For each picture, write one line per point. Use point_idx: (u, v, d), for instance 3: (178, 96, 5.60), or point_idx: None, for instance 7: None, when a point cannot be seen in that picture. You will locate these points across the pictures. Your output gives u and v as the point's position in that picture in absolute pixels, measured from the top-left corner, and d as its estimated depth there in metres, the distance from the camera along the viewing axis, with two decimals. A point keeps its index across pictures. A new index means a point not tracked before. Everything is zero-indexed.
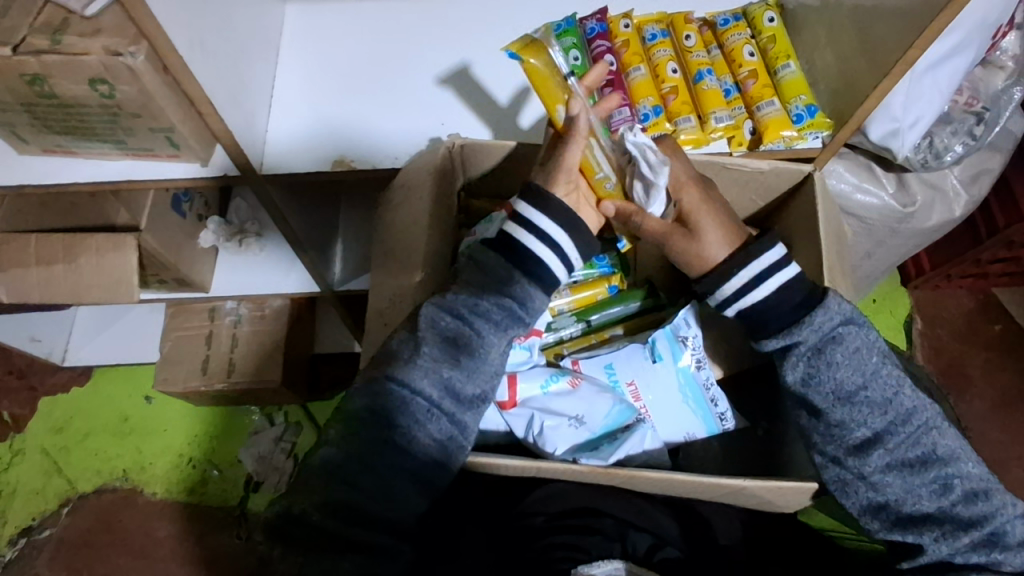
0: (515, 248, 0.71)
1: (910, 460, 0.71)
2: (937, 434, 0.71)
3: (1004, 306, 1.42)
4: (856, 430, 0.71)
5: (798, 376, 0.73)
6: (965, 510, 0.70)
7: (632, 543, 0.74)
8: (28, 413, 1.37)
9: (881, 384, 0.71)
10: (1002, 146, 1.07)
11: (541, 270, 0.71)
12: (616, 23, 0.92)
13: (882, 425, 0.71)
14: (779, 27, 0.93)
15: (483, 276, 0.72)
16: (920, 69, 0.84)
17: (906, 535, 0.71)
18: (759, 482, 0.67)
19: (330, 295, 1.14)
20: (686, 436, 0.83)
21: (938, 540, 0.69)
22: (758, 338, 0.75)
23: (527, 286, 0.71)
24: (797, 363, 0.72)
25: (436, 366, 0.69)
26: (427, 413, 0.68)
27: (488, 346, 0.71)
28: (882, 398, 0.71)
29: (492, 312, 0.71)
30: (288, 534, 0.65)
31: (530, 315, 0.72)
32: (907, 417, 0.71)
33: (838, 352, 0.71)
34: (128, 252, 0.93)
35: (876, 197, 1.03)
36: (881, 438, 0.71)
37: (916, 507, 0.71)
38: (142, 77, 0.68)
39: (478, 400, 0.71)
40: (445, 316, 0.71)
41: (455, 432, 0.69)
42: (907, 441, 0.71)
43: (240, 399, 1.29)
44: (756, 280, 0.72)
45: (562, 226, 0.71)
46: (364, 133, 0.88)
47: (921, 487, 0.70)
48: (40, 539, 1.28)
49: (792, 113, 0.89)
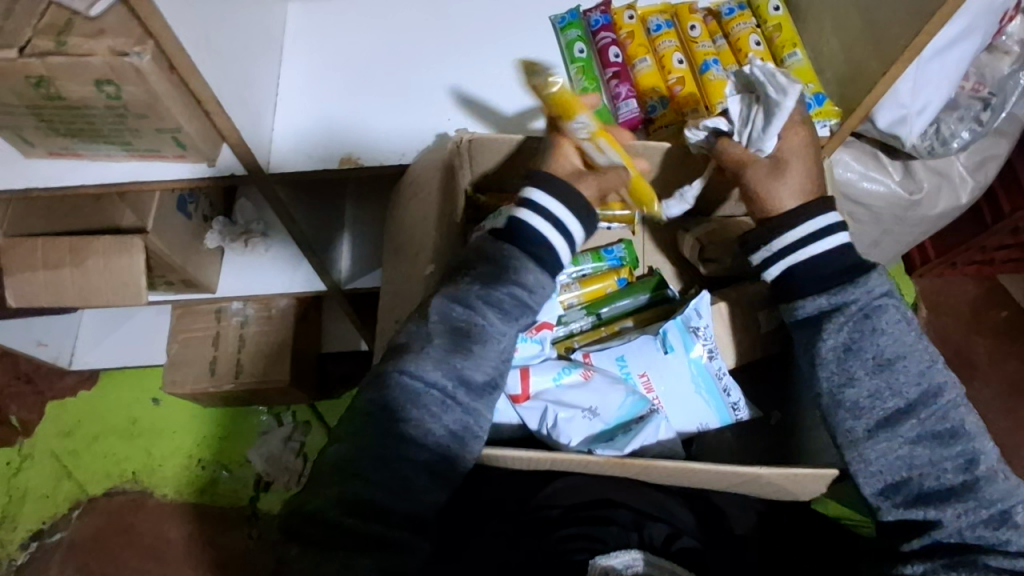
0: (514, 226, 0.74)
1: (939, 432, 0.70)
2: (966, 411, 0.71)
3: (1009, 292, 1.41)
4: (891, 398, 0.70)
5: (840, 341, 0.72)
6: (988, 487, 0.68)
7: (650, 533, 0.73)
8: (36, 417, 1.36)
9: (919, 356, 0.71)
10: (1008, 132, 1.07)
11: (543, 248, 0.74)
12: (620, 14, 0.93)
13: (916, 395, 0.70)
14: (784, 15, 0.93)
15: (493, 267, 0.72)
16: (928, 55, 0.84)
17: (927, 511, 0.69)
18: (777, 469, 0.67)
19: (338, 294, 1.14)
20: (699, 426, 0.83)
21: (960, 515, 0.68)
22: (790, 303, 0.75)
23: (536, 272, 0.73)
24: (843, 325, 0.72)
25: (448, 356, 0.69)
26: (441, 404, 0.68)
27: (497, 334, 0.71)
28: (918, 369, 0.71)
29: (503, 301, 0.71)
30: (301, 533, 0.64)
31: (537, 303, 0.74)
32: (939, 390, 0.71)
33: (884, 319, 0.72)
34: (135, 253, 0.93)
35: (883, 185, 1.02)
36: (914, 409, 0.70)
37: (939, 482, 0.69)
38: (148, 78, 0.68)
39: (490, 387, 0.71)
40: (455, 307, 0.70)
41: (469, 422, 0.69)
42: (937, 414, 0.70)
43: (248, 399, 1.29)
44: (804, 242, 0.73)
45: (554, 197, 0.74)
46: (367, 130, 0.87)
47: (946, 461, 0.69)
48: (52, 543, 1.29)
49: (800, 102, 0.88)
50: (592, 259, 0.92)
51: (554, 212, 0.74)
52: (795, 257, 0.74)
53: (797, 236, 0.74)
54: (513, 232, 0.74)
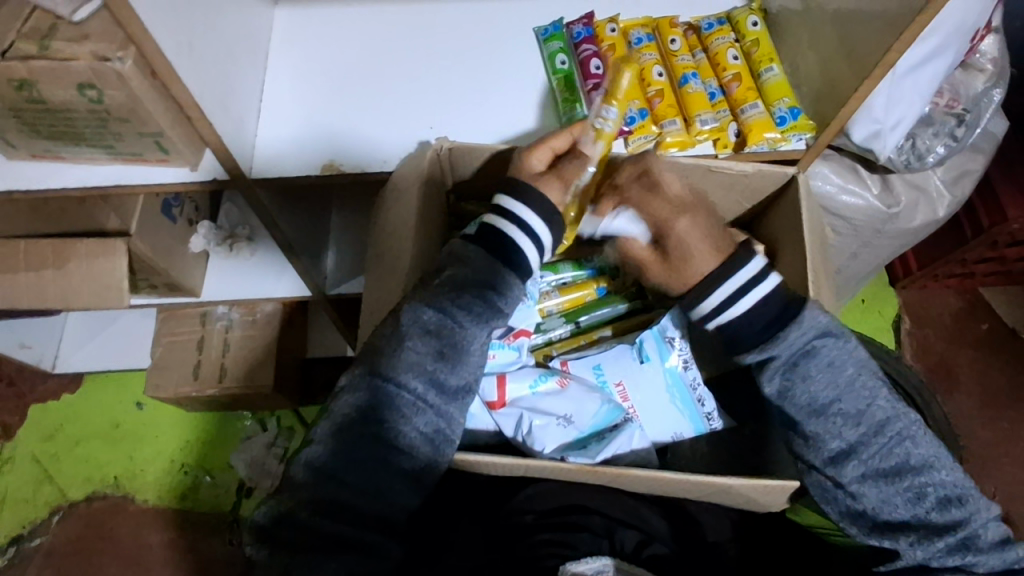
0: (493, 236, 0.74)
1: (885, 470, 0.70)
2: (911, 444, 0.70)
3: (990, 306, 1.43)
4: (830, 442, 0.70)
5: (774, 389, 0.72)
6: (939, 517, 0.69)
7: (621, 540, 0.75)
8: (18, 420, 1.36)
9: (855, 395, 0.70)
10: (984, 148, 1.08)
11: (517, 257, 0.74)
12: (602, 28, 0.94)
13: (857, 436, 0.70)
14: (762, 31, 0.95)
15: (464, 270, 0.72)
16: (900, 71, 0.85)
17: (884, 541, 0.70)
18: (746, 480, 0.68)
19: (324, 299, 1.15)
20: (674, 436, 0.84)
21: (914, 545, 0.68)
22: (736, 350, 0.74)
23: (506, 274, 0.72)
24: (773, 375, 0.72)
25: (420, 359, 0.69)
26: (412, 407, 0.68)
27: (471, 336, 0.71)
28: (855, 410, 0.70)
29: (474, 304, 0.71)
30: (275, 536, 0.65)
31: (510, 306, 0.73)
32: (880, 427, 0.70)
33: (812, 365, 0.70)
34: (118, 256, 0.93)
35: (860, 198, 1.04)
36: (855, 450, 0.70)
37: (893, 514, 0.70)
38: (130, 83, 0.69)
39: (463, 390, 0.71)
40: (428, 310, 0.70)
41: (441, 424, 0.70)
42: (881, 452, 0.70)
43: (231, 404, 1.29)
44: (729, 301, 0.72)
45: (543, 217, 0.75)
46: (351, 136, 0.88)
47: (896, 496, 0.69)
48: (31, 547, 1.28)
49: (776, 116, 0.90)
50: (571, 267, 0.93)
51: (535, 228, 0.74)
52: (719, 319, 0.73)
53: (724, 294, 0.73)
54: (492, 244, 0.74)
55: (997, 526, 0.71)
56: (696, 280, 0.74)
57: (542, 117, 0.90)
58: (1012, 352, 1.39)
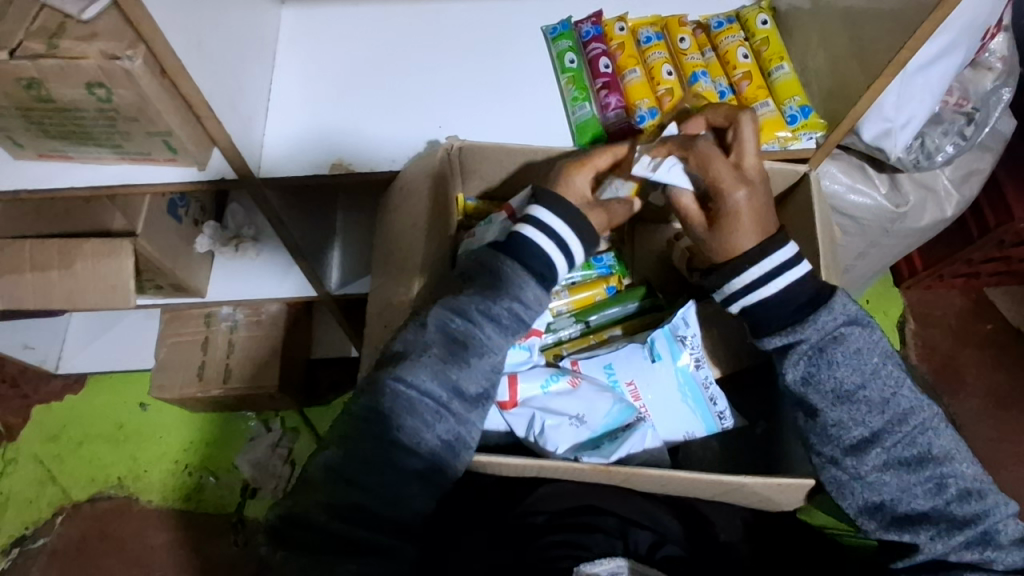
0: (516, 241, 0.73)
1: (906, 459, 0.70)
2: (933, 434, 0.70)
3: (995, 306, 1.43)
4: (853, 429, 0.70)
5: (797, 375, 0.72)
6: (959, 509, 0.69)
7: (635, 541, 0.74)
8: (21, 421, 1.35)
9: (880, 384, 0.70)
10: (993, 147, 1.08)
11: (542, 263, 0.73)
12: (611, 26, 0.94)
13: (880, 424, 0.70)
14: (772, 29, 0.95)
15: (489, 278, 0.72)
16: (910, 70, 0.85)
17: (903, 535, 0.69)
18: (760, 478, 0.68)
19: (329, 299, 1.13)
20: (686, 435, 0.83)
21: (935, 539, 0.68)
22: (758, 335, 0.74)
23: (532, 285, 0.72)
24: (797, 361, 0.72)
25: (443, 366, 0.69)
26: (434, 414, 0.68)
27: (494, 346, 0.71)
28: (880, 398, 0.70)
29: (501, 314, 0.71)
30: (289, 537, 0.65)
31: (531, 318, 0.73)
32: (903, 417, 0.70)
33: (840, 351, 0.70)
34: (124, 256, 0.93)
35: (869, 197, 1.04)
36: (878, 437, 0.70)
37: (912, 506, 0.69)
38: (139, 82, 0.68)
39: (482, 397, 0.71)
40: (455, 318, 0.70)
41: (461, 432, 0.69)
42: (903, 441, 0.70)
43: (236, 404, 1.28)
44: (760, 279, 0.72)
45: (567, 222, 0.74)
46: (359, 136, 0.88)
47: (916, 486, 0.69)
48: (34, 549, 1.27)
49: (787, 114, 0.90)
50: (581, 268, 0.92)
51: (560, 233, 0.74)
52: (748, 297, 0.73)
53: (751, 275, 0.72)
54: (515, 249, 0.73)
55: (1016, 522, 0.71)
56: (741, 252, 0.73)
57: (551, 116, 0.90)
58: (1018, 352, 1.39)
